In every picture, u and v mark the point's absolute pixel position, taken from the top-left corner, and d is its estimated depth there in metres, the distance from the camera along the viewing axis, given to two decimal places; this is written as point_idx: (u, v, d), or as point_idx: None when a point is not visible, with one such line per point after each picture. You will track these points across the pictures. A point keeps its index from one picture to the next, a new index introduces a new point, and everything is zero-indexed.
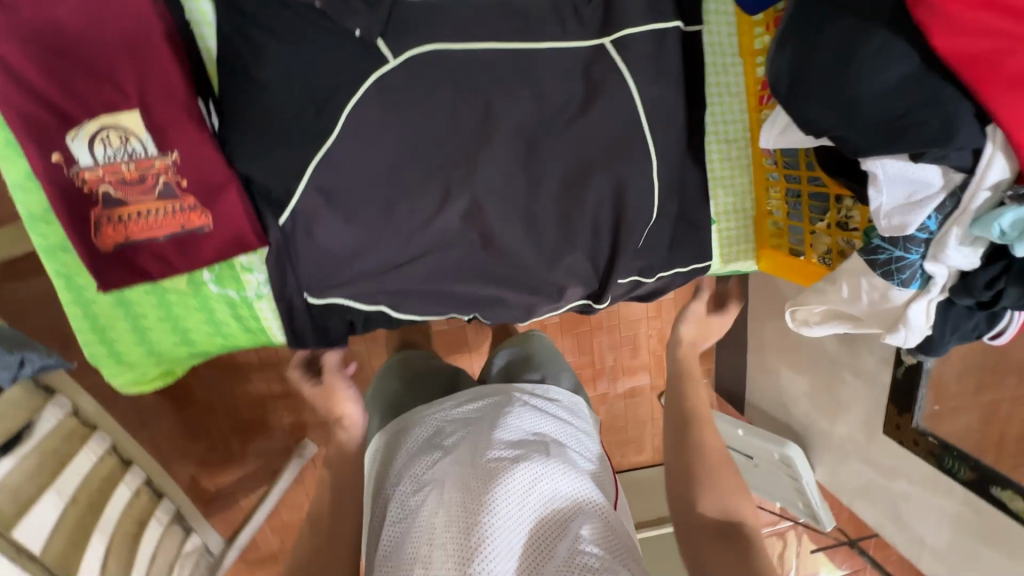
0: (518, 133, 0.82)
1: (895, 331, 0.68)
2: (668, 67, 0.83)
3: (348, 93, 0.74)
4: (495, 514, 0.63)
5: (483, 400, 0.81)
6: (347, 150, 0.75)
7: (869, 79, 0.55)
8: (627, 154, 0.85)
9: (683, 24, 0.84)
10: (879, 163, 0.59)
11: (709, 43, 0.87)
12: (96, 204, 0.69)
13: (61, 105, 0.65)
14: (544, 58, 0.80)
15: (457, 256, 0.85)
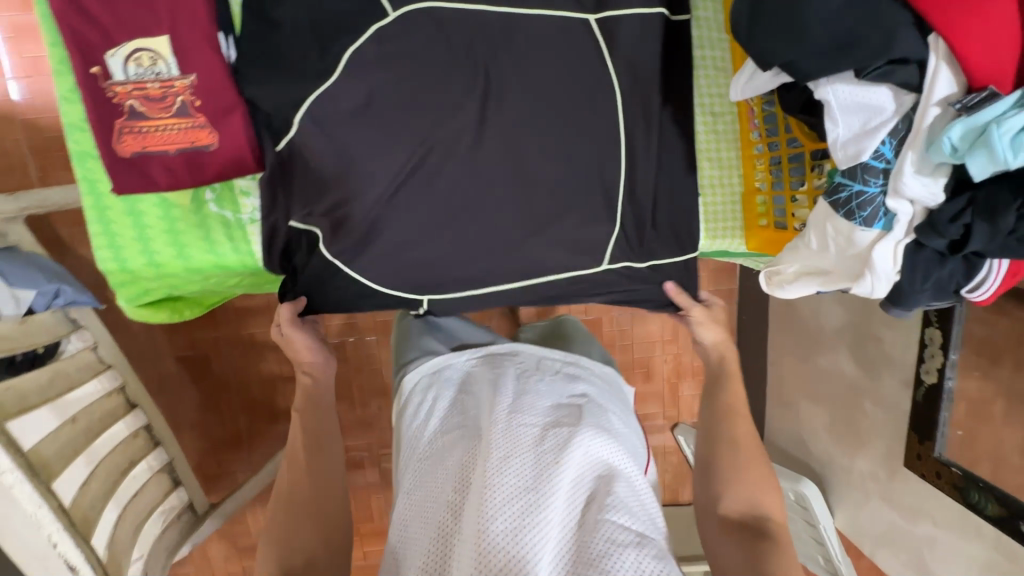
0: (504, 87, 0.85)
1: (861, 279, 0.65)
2: (656, 34, 0.86)
3: (349, 40, 0.78)
4: (547, 471, 0.74)
5: (527, 384, 0.90)
6: (344, 88, 0.79)
7: (819, 3, 0.54)
8: (608, 116, 0.88)
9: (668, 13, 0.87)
10: (830, 88, 0.58)
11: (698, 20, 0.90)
12: (121, 116, 0.80)
13: (105, 27, 0.76)
14: None
15: (438, 203, 0.87)
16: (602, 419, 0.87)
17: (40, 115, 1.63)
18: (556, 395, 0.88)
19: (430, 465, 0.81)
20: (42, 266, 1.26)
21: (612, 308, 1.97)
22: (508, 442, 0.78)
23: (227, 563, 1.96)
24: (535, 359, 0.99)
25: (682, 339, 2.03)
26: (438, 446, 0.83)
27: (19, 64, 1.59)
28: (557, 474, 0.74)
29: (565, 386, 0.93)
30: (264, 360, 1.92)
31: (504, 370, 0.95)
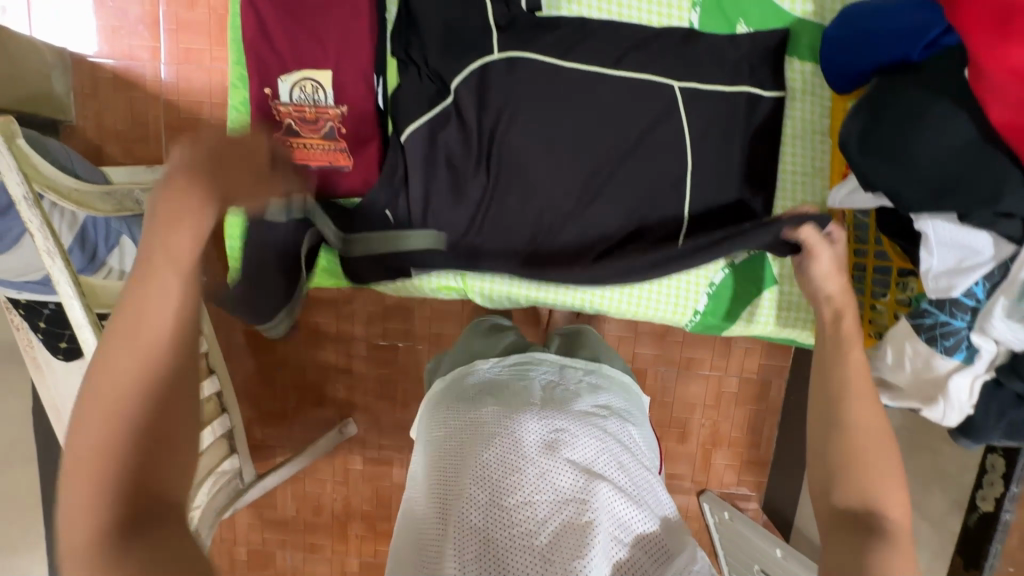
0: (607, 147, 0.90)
1: (934, 403, 0.67)
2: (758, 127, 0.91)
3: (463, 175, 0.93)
4: (588, 494, 0.71)
5: (558, 396, 0.88)
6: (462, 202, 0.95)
7: (931, 142, 0.60)
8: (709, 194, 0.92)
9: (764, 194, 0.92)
10: (930, 223, 0.62)
11: (788, 132, 0.93)
12: (279, 132, 0.92)
13: (283, 56, 0.89)
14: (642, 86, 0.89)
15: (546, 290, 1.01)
16: (623, 431, 0.87)
17: (179, 97, 1.69)
18: (585, 412, 0.85)
19: (450, 471, 0.76)
20: None
21: (659, 362, 1.98)
22: (543, 455, 0.74)
23: (248, 537, 2.02)
24: (553, 367, 0.96)
25: (724, 407, 2.01)
26: (460, 453, 0.77)
27: (174, 52, 1.67)
28: (598, 498, 0.71)
29: (585, 393, 0.91)
30: (321, 349, 1.93)
31: (526, 382, 0.91)
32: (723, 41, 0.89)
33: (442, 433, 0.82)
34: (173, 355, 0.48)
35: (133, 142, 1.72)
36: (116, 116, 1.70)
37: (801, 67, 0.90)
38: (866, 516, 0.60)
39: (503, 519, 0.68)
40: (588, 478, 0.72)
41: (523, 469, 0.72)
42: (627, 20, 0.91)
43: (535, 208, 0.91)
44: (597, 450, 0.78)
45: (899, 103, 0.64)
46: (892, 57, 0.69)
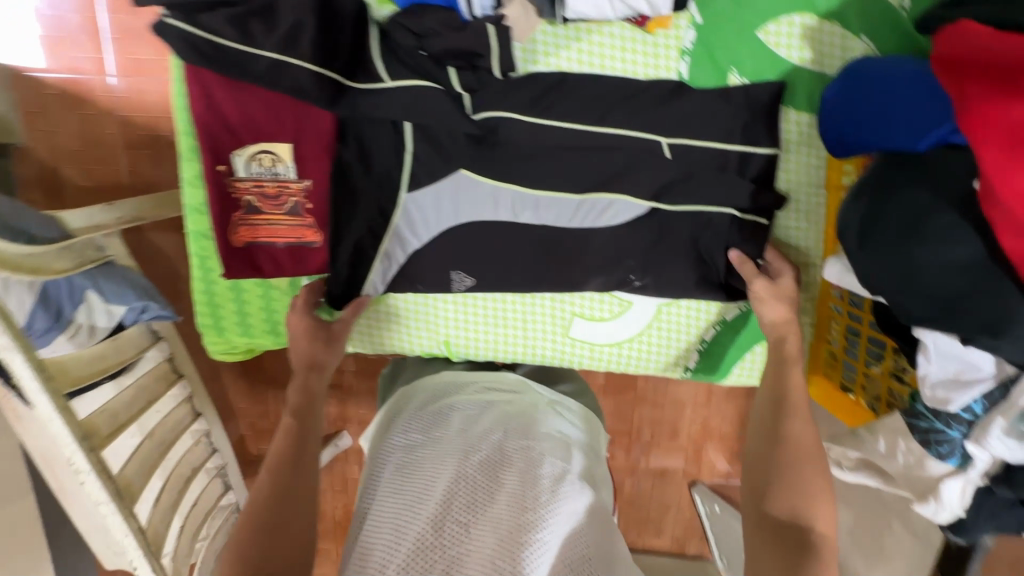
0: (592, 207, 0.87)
1: (925, 502, 0.66)
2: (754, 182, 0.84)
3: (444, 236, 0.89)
4: (528, 512, 0.66)
5: (521, 408, 0.84)
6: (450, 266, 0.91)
7: (933, 258, 0.57)
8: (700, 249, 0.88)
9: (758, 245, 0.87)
10: (929, 334, 0.60)
11: (786, 187, 0.88)
12: (239, 208, 0.85)
13: (236, 129, 0.82)
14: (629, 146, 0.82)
15: (532, 351, 0.98)
16: (589, 456, 0.81)
17: (136, 114, 1.51)
18: (546, 429, 0.80)
19: (403, 481, 0.71)
20: (132, 279, 1.33)
21: None
22: (498, 474, 0.70)
23: None
24: (522, 387, 0.89)
25: (715, 404, 2.00)
26: (416, 467, 0.73)
27: (122, 66, 1.48)
28: (537, 519, 0.66)
29: (554, 415, 0.85)
30: None
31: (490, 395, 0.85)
32: (716, 95, 0.83)
33: (396, 441, 0.79)
34: (293, 468, 0.73)
35: (92, 165, 1.54)
36: (70, 136, 1.52)
37: (795, 119, 0.85)
38: (792, 526, 0.68)
39: (450, 540, 0.64)
40: (544, 499, 0.68)
41: (476, 486, 0.69)
42: (609, 70, 0.83)
43: (514, 279, 0.91)
44: (550, 470, 0.72)
45: (906, 200, 0.61)
46: (896, 142, 0.65)
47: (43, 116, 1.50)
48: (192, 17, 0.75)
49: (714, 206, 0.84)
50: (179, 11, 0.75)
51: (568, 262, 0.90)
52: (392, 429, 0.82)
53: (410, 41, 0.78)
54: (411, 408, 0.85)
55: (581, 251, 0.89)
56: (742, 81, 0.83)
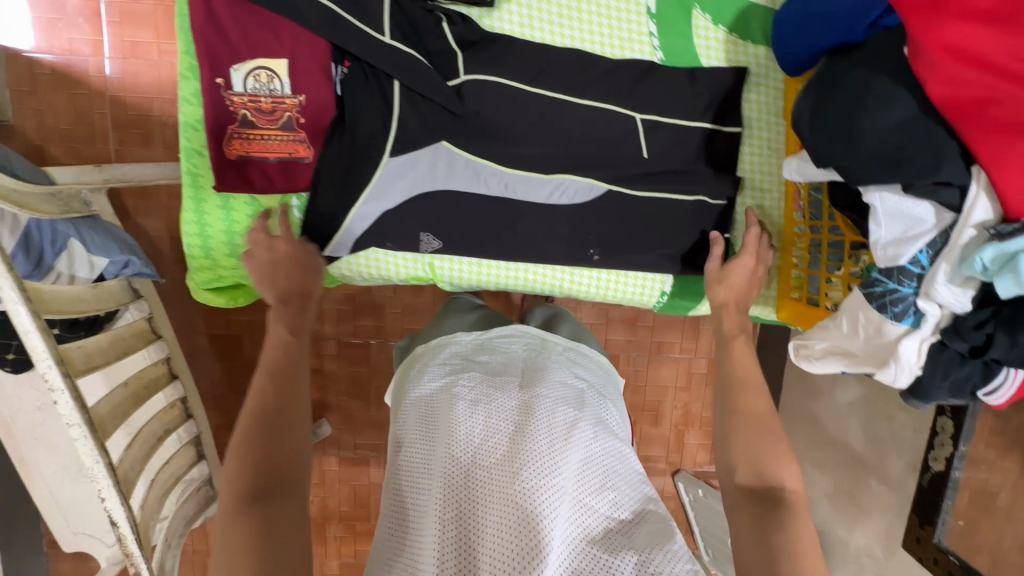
0: (572, 129, 0.93)
1: (886, 367, 0.70)
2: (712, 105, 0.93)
3: (436, 159, 0.93)
4: (554, 454, 0.72)
5: (536, 362, 0.89)
6: (439, 185, 0.95)
7: (876, 120, 0.64)
8: (669, 166, 0.96)
9: (714, 171, 0.96)
10: (877, 195, 0.66)
11: (748, 118, 0.96)
12: (234, 122, 0.89)
13: (234, 44, 0.86)
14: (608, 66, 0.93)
15: (515, 274, 1.01)
16: (600, 406, 0.87)
17: (127, 95, 1.55)
18: (561, 380, 0.86)
19: (434, 433, 0.77)
20: (116, 235, 1.34)
21: (630, 348, 1.98)
22: (516, 420, 0.76)
23: None
24: (535, 339, 0.95)
25: (695, 389, 2.02)
26: (440, 413, 0.79)
27: (117, 47, 1.52)
28: (561, 458, 0.72)
29: (566, 365, 0.91)
30: None
31: (503, 351, 0.91)
32: (682, 32, 0.92)
33: (421, 394, 0.84)
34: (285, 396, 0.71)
35: (78, 144, 1.56)
36: (59, 115, 1.53)
37: (755, 51, 0.94)
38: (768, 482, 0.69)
39: (485, 479, 0.69)
40: (559, 442, 0.74)
41: (498, 431, 0.74)
42: (584, 6, 0.92)
43: (498, 197, 0.96)
44: (567, 416, 0.78)
45: (848, 82, 0.68)
46: (838, 39, 0.73)
47: (33, 96, 1.52)
48: None
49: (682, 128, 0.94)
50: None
51: (552, 189, 0.96)
52: (414, 382, 0.87)
53: None
54: (432, 365, 0.89)
55: (567, 189, 0.96)
56: (705, 18, 0.93)
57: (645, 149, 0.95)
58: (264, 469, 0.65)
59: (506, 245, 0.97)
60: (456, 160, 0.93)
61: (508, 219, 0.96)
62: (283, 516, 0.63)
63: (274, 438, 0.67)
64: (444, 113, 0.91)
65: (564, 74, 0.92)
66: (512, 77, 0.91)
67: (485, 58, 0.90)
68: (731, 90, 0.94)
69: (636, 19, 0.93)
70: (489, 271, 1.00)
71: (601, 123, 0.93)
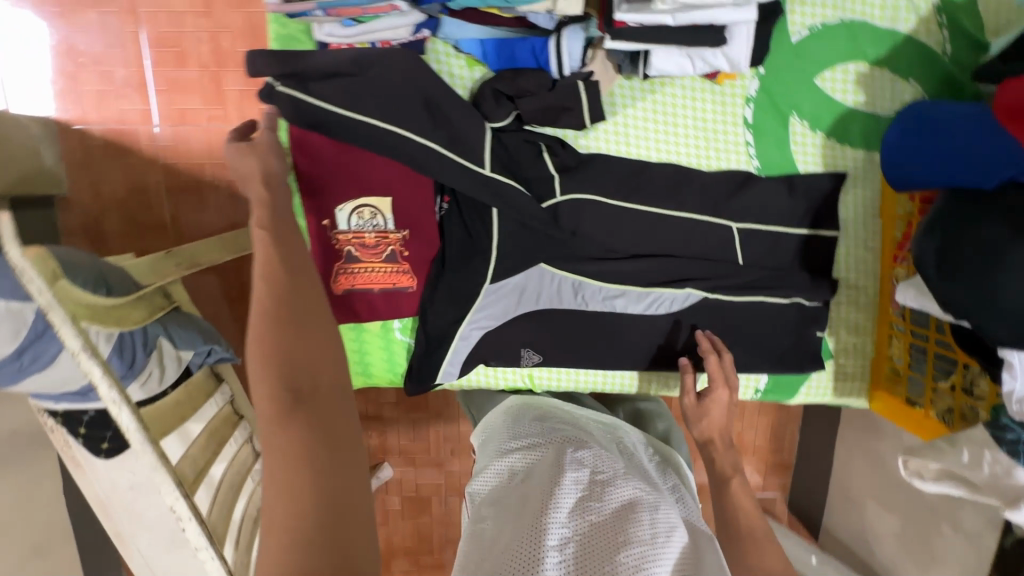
0: (670, 241, 0.94)
1: (1015, 508, 0.72)
2: (802, 209, 0.93)
3: (533, 280, 0.94)
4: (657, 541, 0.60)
5: (631, 456, 0.81)
6: (538, 304, 0.96)
7: (1015, 286, 0.64)
8: (765, 270, 0.96)
9: (810, 274, 0.97)
10: (1016, 354, 0.67)
11: (845, 219, 0.96)
12: (340, 258, 0.90)
13: (340, 186, 0.87)
14: (702, 179, 0.93)
15: (611, 376, 1.02)
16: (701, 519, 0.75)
17: (180, 162, 1.40)
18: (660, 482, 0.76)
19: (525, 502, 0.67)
20: (197, 324, 1.38)
21: None
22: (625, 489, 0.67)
23: None
24: (626, 436, 0.88)
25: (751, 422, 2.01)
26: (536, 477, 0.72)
27: (167, 114, 1.38)
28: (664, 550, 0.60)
29: (661, 472, 0.82)
30: None
31: (601, 433, 0.85)
32: (779, 141, 0.92)
33: (509, 464, 0.76)
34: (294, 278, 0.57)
35: (137, 215, 1.42)
36: (114, 185, 1.39)
37: (853, 155, 0.93)
38: None
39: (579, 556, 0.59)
40: (665, 512, 0.65)
41: (601, 487, 0.67)
42: (680, 119, 0.91)
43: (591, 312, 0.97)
44: (672, 509, 0.67)
45: (981, 235, 0.67)
46: (965, 180, 0.72)
47: (88, 167, 1.38)
48: (302, 83, 0.78)
49: (778, 235, 0.94)
50: (282, 77, 0.78)
51: (649, 302, 0.96)
52: (502, 454, 0.79)
53: (507, 104, 0.84)
54: (523, 435, 0.82)
55: (664, 299, 0.96)
56: (802, 124, 0.92)
57: (740, 256, 0.95)
58: (295, 376, 0.53)
59: (603, 355, 0.99)
60: (554, 278, 0.94)
61: (605, 330, 0.98)
62: (328, 420, 0.53)
63: (303, 330, 0.55)
64: (541, 237, 0.92)
65: (660, 187, 0.92)
66: (610, 194, 0.91)
67: (584, 177, 0.91)
68: (828, 195, 0.94)
69: (732, 128, 0.92)
70: (584, 375, 1.02)
71: (698, 233, 0.93)
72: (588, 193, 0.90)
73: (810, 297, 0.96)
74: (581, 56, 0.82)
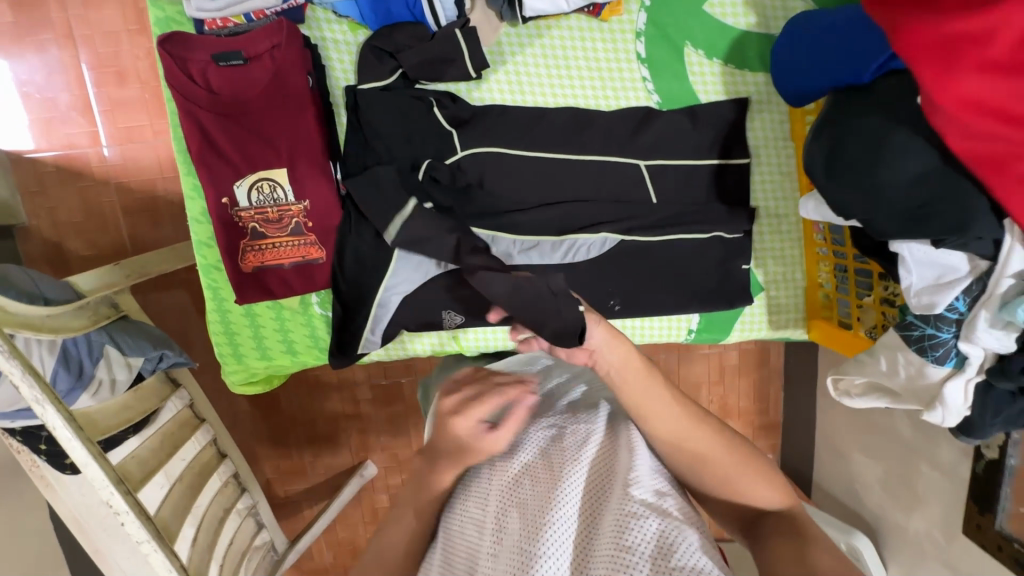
0: (579, 186, 0.93)
1: (934, 409, 0.70)
2: (709, 139, 0.92)
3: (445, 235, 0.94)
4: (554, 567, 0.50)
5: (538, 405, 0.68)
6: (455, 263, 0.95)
7: (892, 177, 0.62)
8: (683, 205, 0.94)
9: (727, 206, 0.94)
10: (905, 246, 0.64)
11: (755, 145, 0.94)
12: (245, 237, 0.90)
13: (234, 163, 0.87)
14: (602, 118, 0.91)
15: None
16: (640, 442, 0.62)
17: (130, 180, 1.34)
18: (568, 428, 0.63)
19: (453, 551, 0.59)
20: (146, 330, 1.35)
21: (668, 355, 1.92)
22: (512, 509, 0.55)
23: None
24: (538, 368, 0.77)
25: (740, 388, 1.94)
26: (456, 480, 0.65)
27: (113, 133, 1.33)
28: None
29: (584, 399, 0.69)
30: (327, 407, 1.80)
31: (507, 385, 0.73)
32: (678, 73, 0.91)
33: None
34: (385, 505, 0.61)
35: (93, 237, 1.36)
36: (69, 210, 1.34)
37: (754, 79, 0.91)
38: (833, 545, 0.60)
39: None
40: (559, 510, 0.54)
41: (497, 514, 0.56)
42: (573, 62, 0.90)
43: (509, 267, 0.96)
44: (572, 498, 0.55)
45: (861, 130, 0.65)
46: (845, 77, 0.70)
47: (43, 196, 1.34)
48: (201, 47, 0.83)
49: (688, 168, 0.92)
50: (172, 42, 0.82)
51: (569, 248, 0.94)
52: None
53: (388, 61, 0.84)
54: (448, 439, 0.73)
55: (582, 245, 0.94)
56: (698, 53, 0.90)
57: (654, 194, 0.93)
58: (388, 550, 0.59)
59: None
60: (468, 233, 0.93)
61: None
62: None
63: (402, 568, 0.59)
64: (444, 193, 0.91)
65: (559, 131, 0.91)
66: (511, 142, 0.90)
67: (480, 130, 0.90)
68: (734, 122, 0.92)
69: (627, 66, 0.90)
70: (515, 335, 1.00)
71: (605, 173, 0.92)
72: (487, 146, 0.90)
73: (730, 229, 0.94)
74: (455, 5, 0.84)
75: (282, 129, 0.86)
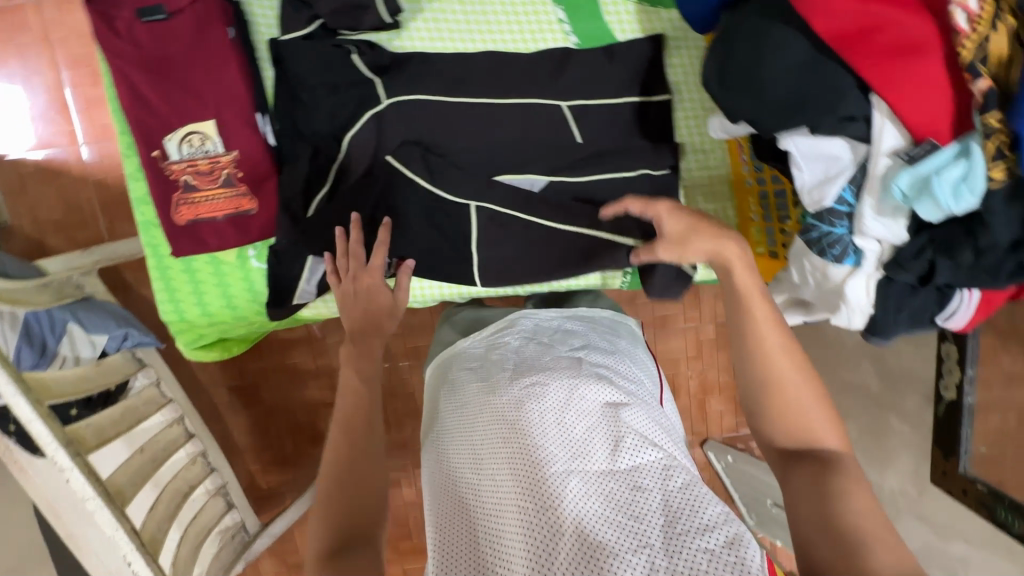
0: (506, 124, 0.93)
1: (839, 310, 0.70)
2: (625, 73, 0.93)
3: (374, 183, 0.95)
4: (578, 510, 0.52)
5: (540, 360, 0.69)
6: None
7: (775, 67, 0.61)
8: (612, 140, 0.95)
9: (649, 141, 0.95)
10: (790, 141, 0.64)
11: (675, 82, 0.96)
12: (178, 190, 0.92)
13: (163, 116, 0.90)
14: (521, 58, 0.94)
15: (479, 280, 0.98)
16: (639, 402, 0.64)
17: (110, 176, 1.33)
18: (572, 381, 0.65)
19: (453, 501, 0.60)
20: (111, 309, 1.30)
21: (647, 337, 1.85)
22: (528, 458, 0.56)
23: None
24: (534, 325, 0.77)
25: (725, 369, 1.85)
26: (452, 445, 0.64)
27: (89, 130, 1.32)
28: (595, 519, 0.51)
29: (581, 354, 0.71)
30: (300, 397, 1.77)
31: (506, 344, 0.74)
32: (593, 14, 0.93)
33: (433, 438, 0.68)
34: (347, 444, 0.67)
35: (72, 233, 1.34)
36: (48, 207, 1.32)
37: (667, 15, 0.93)
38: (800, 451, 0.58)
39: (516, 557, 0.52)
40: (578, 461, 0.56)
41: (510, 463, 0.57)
42: (489, 8, 0.94)
43: None
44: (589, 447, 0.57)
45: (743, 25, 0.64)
46: None
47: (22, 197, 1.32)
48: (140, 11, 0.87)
49: (609, 104, 0.94)
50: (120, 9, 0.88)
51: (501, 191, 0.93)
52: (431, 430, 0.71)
53: (307, 10, 0.89)
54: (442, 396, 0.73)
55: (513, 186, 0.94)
56: None
57: (580, 130, 0.94)
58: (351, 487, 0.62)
59: None
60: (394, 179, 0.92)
61: None
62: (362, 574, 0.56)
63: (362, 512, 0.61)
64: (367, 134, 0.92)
65: (480, 71, 0.93)
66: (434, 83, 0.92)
67: (402, 73, 0.92)
68: (652, 58, 0.94)
69: (542, 8, 0.94)
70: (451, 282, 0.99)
71: (527, 111, 0.93)
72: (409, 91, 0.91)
73: (654, 164, 0.94)
74: None
75: (208, 81, 0.89)
